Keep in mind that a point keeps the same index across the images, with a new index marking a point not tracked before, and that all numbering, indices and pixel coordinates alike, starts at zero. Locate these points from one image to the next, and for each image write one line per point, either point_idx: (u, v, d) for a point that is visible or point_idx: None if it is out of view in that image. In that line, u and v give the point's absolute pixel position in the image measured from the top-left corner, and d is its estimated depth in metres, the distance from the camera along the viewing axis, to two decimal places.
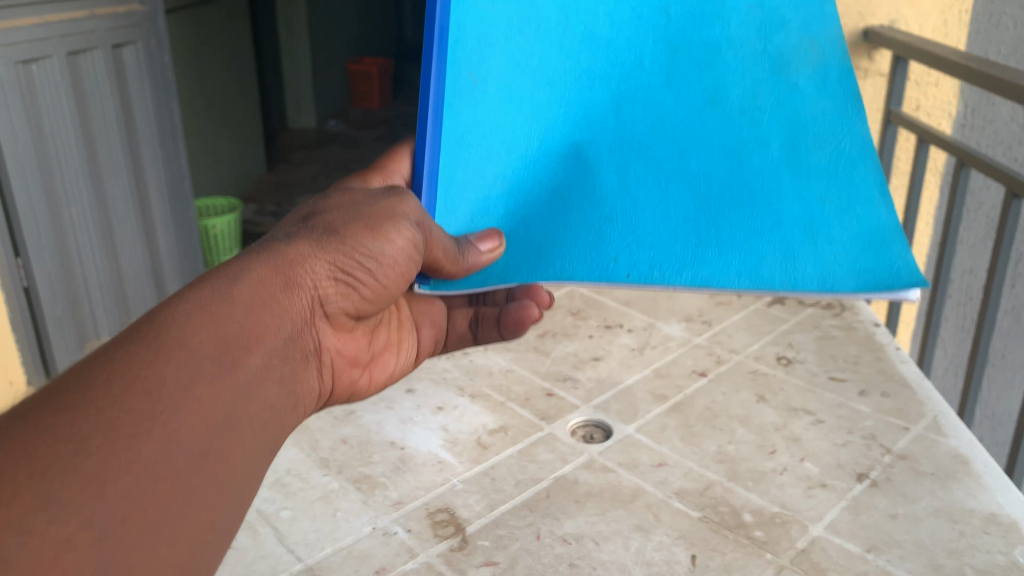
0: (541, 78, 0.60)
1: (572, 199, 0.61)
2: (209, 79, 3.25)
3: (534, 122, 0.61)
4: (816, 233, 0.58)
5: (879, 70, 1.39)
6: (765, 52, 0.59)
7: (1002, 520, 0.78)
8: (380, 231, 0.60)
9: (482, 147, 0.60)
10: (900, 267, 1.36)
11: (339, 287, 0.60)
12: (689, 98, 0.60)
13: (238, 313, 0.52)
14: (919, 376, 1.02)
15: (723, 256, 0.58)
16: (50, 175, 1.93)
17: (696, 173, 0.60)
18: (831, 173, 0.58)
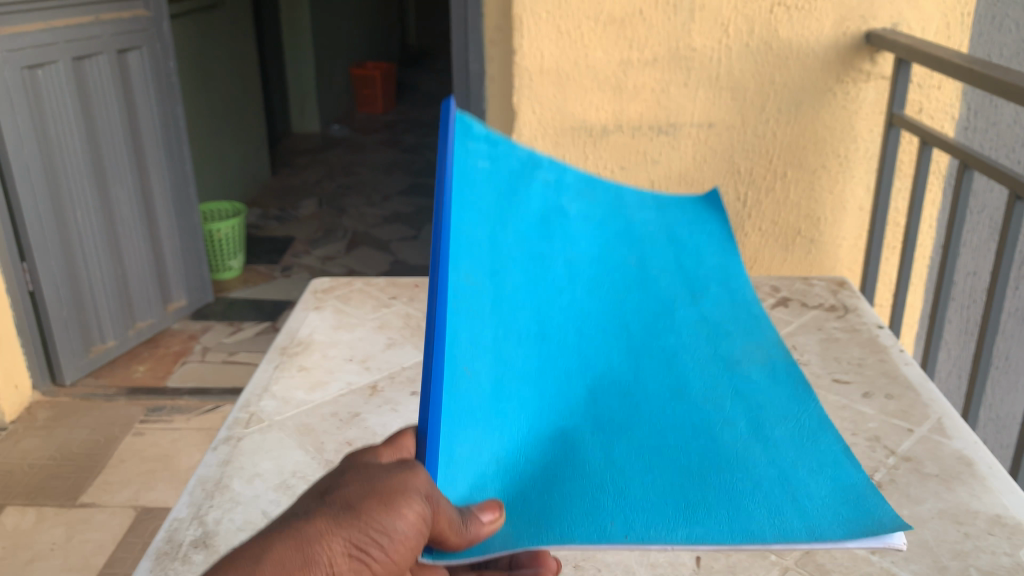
0: (522, 356, 0.57)
1: (562, 476, 0.49)
2: (214, 84, 3.27)
3: (504, 376, 0.54)
4: (799, 503, 0.48)
5: (881, 74, 1.40)
6: (708, 359, 0.62)
7: (1007, 522, 0.78)
8: (395, 503, 0.44)
9: (474, 425, 0.50)
10: (904, 269, 1.36)
11: (355, 569, 0.45)
12: (656, 396, 0.57)
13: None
14: (923, 378, 1.02)
15: (715, 519, 0.47)
16: (56, 179, 1.94)
17: (668, 447, 0.53)
18: (799, 444, 0.54)
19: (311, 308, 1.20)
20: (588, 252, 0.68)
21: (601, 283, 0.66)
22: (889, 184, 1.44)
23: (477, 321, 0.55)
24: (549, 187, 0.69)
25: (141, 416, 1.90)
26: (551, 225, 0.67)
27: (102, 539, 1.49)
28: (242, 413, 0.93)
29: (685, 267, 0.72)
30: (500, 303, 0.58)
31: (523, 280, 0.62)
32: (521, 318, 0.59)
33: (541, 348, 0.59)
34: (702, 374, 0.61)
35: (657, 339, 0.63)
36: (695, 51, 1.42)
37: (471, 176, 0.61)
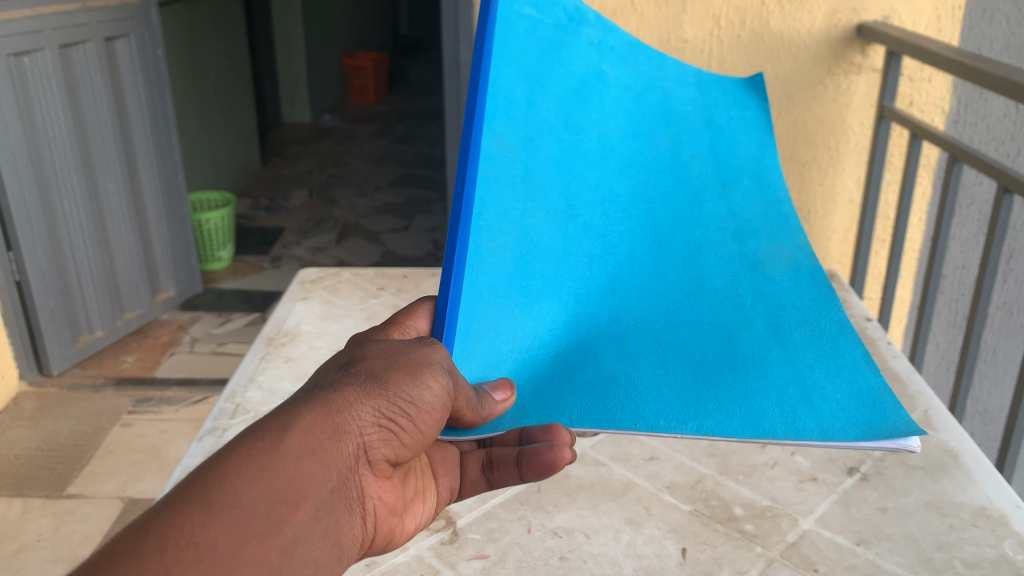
0: (547, 231, 0.59)
1: (575, 365, 0.54)
2: (203, 74, 3.24)
3: (528, 251, 0.58)
4: (819, 399, 0.53)
5: (873, 66, 1.39)
6: (741, 241, 0.66)
7: (991, 513, 0.79)
8: (422, 374, 0.47)
9: (494, 300, 0.54)
10: (894, 262, 1.36)
11: (384, 435, 0.46)
12: (676, 283, 0.61)
13: (285, 466, 0.41)
14: (910, 370, 1.03)
15: (725, 412, 0.51)
16: (41, 167, 1.92)
17: (665, 349, 0.56)
18: (817, 347, 0.58)
19: (299, 299, 1.19)
20: (618, 149, 0.64)
21: (622, 134, 0.65)
22: (879, 177, 1.44)
23: (506, 190, 0.58)
24: (569, 79, 0.63)
25: (129, 407, 1.90)
26: (574, 101, 0.63)
27: (89, 530, 1.48)
28: (228, 404, 0.93)
29: (693, 136, 0.69)
30: (528, 168, 0.59)
31: (547, 155, 0.61)
32: (554, 191, 0.60)
33: (567, 226, 0.60)
34: (726, 267, 0.63)
35: (680, 230, 0.64)
36: (686, 42, 1.41)
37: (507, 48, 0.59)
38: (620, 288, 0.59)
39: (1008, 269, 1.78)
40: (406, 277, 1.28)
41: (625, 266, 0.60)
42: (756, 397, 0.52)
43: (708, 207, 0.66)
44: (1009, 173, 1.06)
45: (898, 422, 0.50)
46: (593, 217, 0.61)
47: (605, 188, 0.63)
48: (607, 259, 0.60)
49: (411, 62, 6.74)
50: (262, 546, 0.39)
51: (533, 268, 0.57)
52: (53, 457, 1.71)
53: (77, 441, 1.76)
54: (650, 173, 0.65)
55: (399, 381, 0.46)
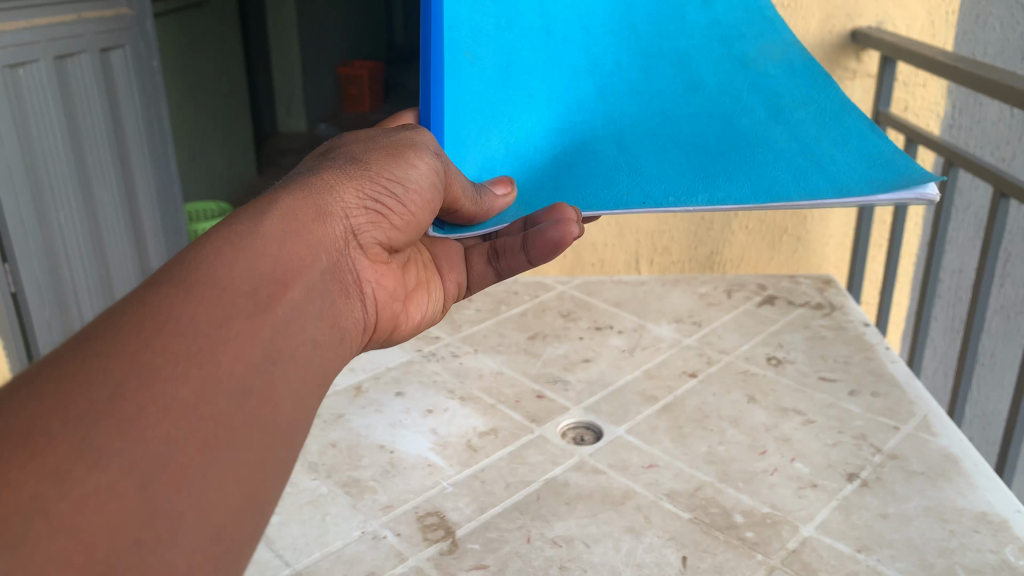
0: (525, 50, 0.67)
1: (576, 164, 0.64)
2: (199, 84, 3.24)
3: (513, 65, 0.66)
4: (820, 167, 0.58)
5: (867, 72, 1.40)
6: (729, 43, 0.65)
7: (992, 519, 0.78)
8: (405, 156, 0.59)
9: (480, 114, 0.65)
10: (891, 266, 1.36)
11: (371, 216, 0.57)
12: (669, 84, 0.65)
13: (271, 248, 0.47)
14: (909, 375, 1.03)
15: (732, 183, 0.59)
16: (37, 179, 1.91)
17: (665, 144, 0.63)
18: (822, 123, 0.61)
19: None
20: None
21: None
22: None
23: (477, 21, 0.66)
24: None
25: None
26: None
27: None
28: None
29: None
30: (500, 2, 0.67)
31: (521, 7, 0.67)
32: (528, 15, 0.67)
33: (547, 49, 0.67)
34: (717, 65, 0.65)
35: (665, 37, 0.66)
36: None
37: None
38: (602, 92, 0.65)
39: (1005, 274, 1.79)
40: None
41: (605, 78, 0.66)
42: (763, 179, 0.58)
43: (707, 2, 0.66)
44: (1005, 177, 1.06)
45: (909, 177, 0.54)
46: (574, 44, 0.66)
47: (591, 10, 0.67)
48: (590, 73, 0.66)
49: (407, 71, 6.75)
50: (257, 312, 0.44)
51: (516, 88, 0.65)
52: None
53: None
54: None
55: (389, 163, 0.58)
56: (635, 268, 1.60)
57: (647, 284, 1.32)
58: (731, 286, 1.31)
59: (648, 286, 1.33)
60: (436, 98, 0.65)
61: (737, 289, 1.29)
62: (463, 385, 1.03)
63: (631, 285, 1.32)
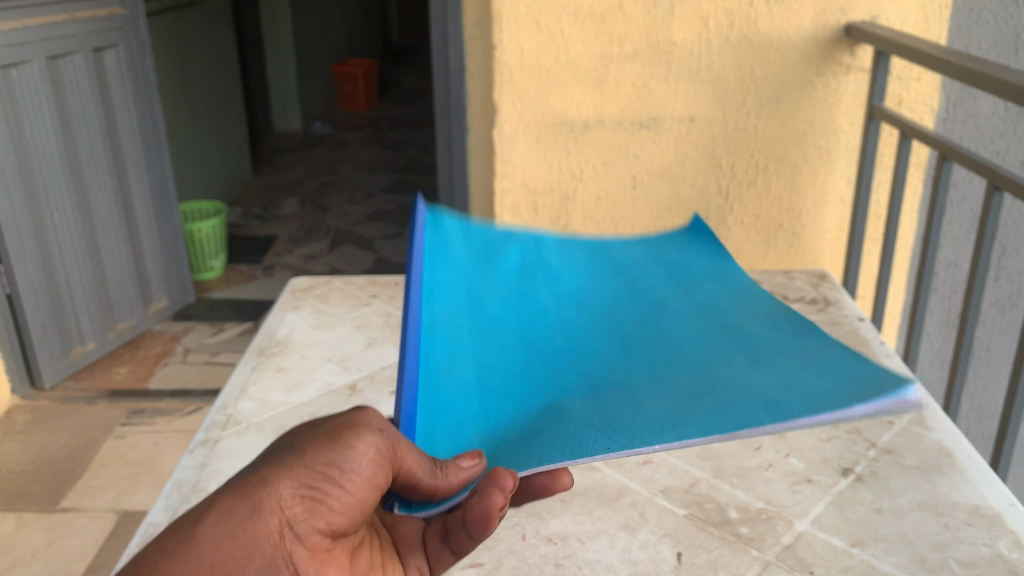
0: (506, 358, 0.60)
1: (542, 426, 0.50)
2: (193, 83, 3.24)
3: (488, 372, 0.58)
4: (800, 396, 0.49)
5: (861, 66, 1.40)
6: (707, 327, 0.64)
7: (986, 512, 0.79)
8: (346, 437, 0.46)
9: (449, 414, 0.53)
10: (885, 261, 1.36)
11: (308, 505, 0.44)
12: (651, 354, 0.59)
13: (200, 566, 0.41)
14: (903, 369, 1.03)
15: (702, 421, 0.47)
16: (31, 180, 1.91)
17: (648, 388, 0.53)
18: (801, 366, 0.55)
19: (290, 309, 1.18)
20: (567, 304, 0.68)
21: (580, 283, 0.73)
22: (870, 176, 1.44)
23: (461, 348, 0.60)
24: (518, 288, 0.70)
25: (123, 418, 1.89)
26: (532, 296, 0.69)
27: (84, 544, 1.47)
28: (219, 415, 0.92)
29: (659, 274, 0.75)
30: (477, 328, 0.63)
31: (500, 328, 0.64)
32: (507, 338, 0.62)
33: (526, 353, 0.60)
34: (693, 341, 0.62)
35: (644, 332, 0.63)
36: (675, 45, 1.41)
37: (443, 250, 0.71)
38: (583, 357, 0.59)
39: (1000, 267, 1.79)
40: (398, 285, 1.28)
41: (587, 350, 0.60)
42: (747, 412, 0.47)
43: (666, 297, 0.69)
44: (998, 171, 1.06)
45: (894, 382, 0.46)
46: (556, 331, 0.63)
47: (564, 310, 0.67)
48: (570, 347, 0.60)
49: (402, 69, 6.74)
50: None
51: (489, 366, 0.58)
52: (47, 470, 1.70)
53: (71, 453, 1.75)
54: (604, 297, 0.70)
55: (324, 447, 0.45)
56: None
57: None
58: None
59: None
60: (414, 408, 0.53)
61: None
62: None
63: None
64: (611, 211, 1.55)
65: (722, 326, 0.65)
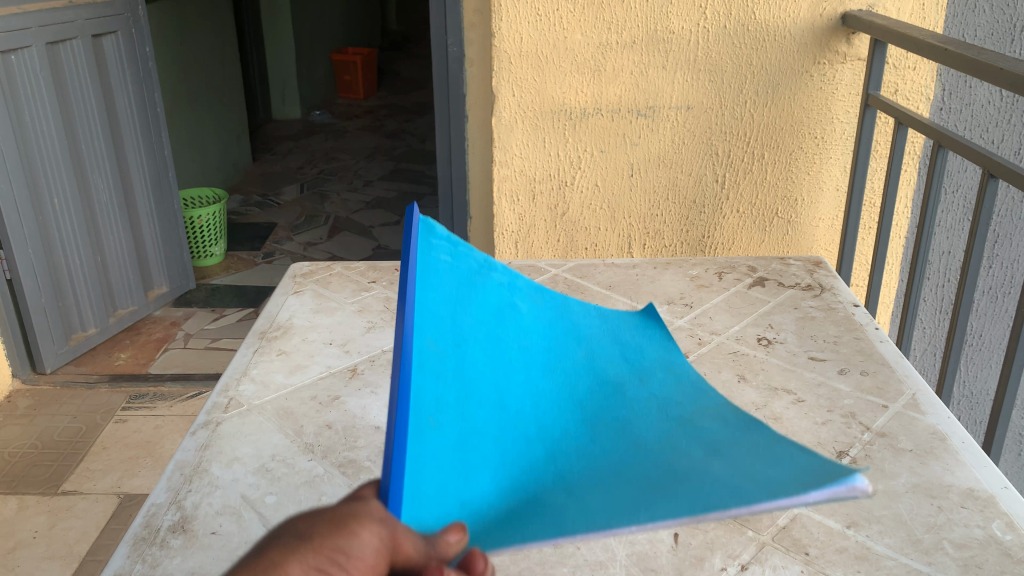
0: (479, 416, 0.50)
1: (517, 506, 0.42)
2: (192, 69, 3.23)
3: (462, 431, 0.48)
4: (764, 482, 0.39)
5: (857, 55, 1.40)
6: (670, 410, 0.55)
7: (979, 495, 0.80)
8: (350, 523, 0.37)
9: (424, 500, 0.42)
10: (881, 249, 1.37)
11: None
12: (618, 436, 0.50)
13: None
14: (897, 354, 1.04)
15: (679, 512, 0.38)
16: (31, 166, 1.91)
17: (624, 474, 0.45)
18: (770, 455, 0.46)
19: (290, 293, 1.19)
20: (536, 346, 0.59)
21: (545, 323, 0.62)
22: (865, 166, 1.45)
23: (439, 380, 0.49)
24: (493, 300, 0.60)
25: (123, 403, 1.90)
26: (502, 318, 0.59)
27: (85, 527, 1.48)
28: (221, 398, 0.93)
29: (614, 333, 0.65)
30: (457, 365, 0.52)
31: (477, 367, 0.53)
32: (481, 383, 0.52)
33: (500, 415, 0.51)
34: (659, 423, 0.52)
35: (610, 406, 0.54)
36: (672, 33, 1.41)
37: (432, 267, 0.55)
38: (554, 443, 0.49)
39: (993, 255, 1.80)
40: (397, 270, 1.28)
41: (561, 437, 0.50)
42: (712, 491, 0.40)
43: (627, 376, 0.59)
44: (993, 159, 1.06)
45: (842, 473, 0.37)
46: (525, 405, 0.52)
47: (527, 365, 0.57)
48: (541, 428, 0.50)
49: (400, 57, 6.73)
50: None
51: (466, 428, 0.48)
52: (48, 454, 1.71)
53: (72, 438, 1.76)
54: (570, 360, 0.59)
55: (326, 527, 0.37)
56: (627, 251, 1.60)
57: (639, 267, 1.33)
58: (722, 268, 1.31)
59: (641, 268, 1.33)
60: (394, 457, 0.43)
61: (729, 271, 1.30)
62: None
63: (623, 268, 1.33)
64: (607, 198, 1.55)
65: (674, 405, 0.56)
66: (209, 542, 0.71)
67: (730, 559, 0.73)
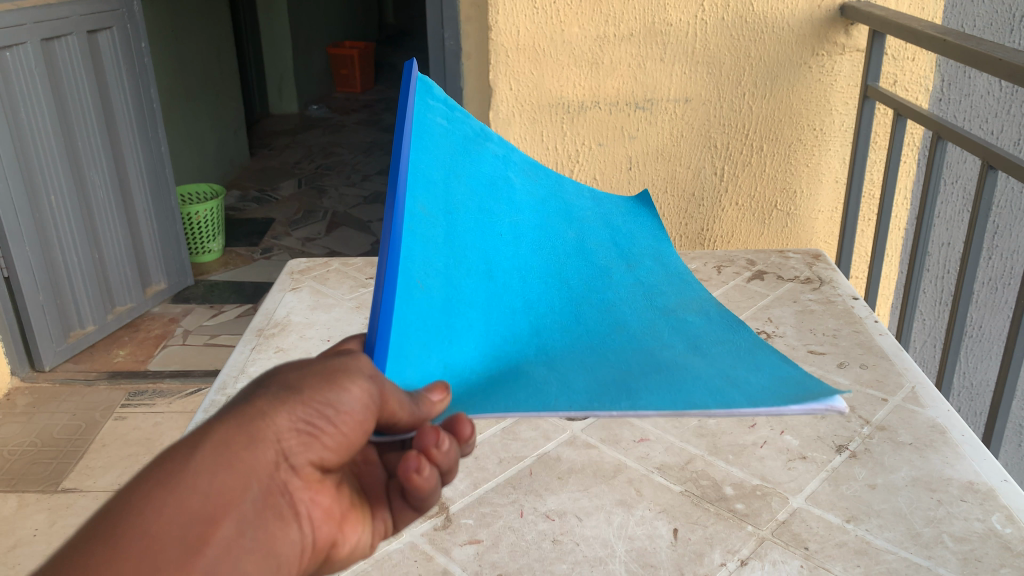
0: (467, 283, 0.54)
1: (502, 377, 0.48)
2: (188, 65, 3.22)
3: (455, 295, 0.52)
4: (742, 386, 0.45)
5: (856, 46, 1.40)
6: (652, 296, 0.60)
7: (979, 488, 0.80)
8: (339, 376, 0.41)
9: (415, 347, 0.48)
10: (880, 241, 1.37)
11: (305, 439, 0.40)
12: (597, 319, 0.56)
13: (203, 480, 0.37)
14: (897, 347, 1.04)
15: (658, 394, 0.44)
16: (27, 163, 1.91)
17: (602, 357, 0.51)
18: (738, 356, 0.52)
19: (287, 290, 1.19)
20: (527, 221, 0.64)
21: (536, 199, 0.67)
22: (864, 158, 1.44)
23: (430, 243, 0.53)
24: (485, 173, 0.63)
25: (122, 401, 1.90)
26: (495, 191, 0.63)
27: (85, 524, 1.48)
28: (219, 395, 0.93)
29: (608, 218, 0.71)
30: (450, 233, 0.56)
31: (471, 238, 0.58)
32: (472, 253, 0.57)
33: (488, 284, 0.56)
34: (637, 312, 0.58)
35: (593, 292, 0.60)
36: (670, 26, 1.41)
37: (427, 130, 0.58)
38: (545, 316, 0.55)
39: (993, 246, 1.80)
40: None
41: (545, 313, 0.56)
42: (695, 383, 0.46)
43: (617, 262, 0.65)
44: (993, 150, 1.06)
45: (823, 391, 0.42)
46: (511, 279, 0.58)
47: (515, 236, 0.62)
48: (527, 305, 0.56)
49: (398, 51, 6.71)
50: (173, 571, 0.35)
51: (456, 293, 0.53)
52: (49, 452, 1.71)
53: (72, 436, 1.76)
54: (557, 240, 0.64)
55: (320, 384, 0.41)
56: None
57: None
58: (721, 262, 1.31)
59: None
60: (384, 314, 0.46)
61: (728, 265, 1.30)
62: None
63: None
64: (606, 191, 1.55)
65: (661, 292, 0.61)
66: None
67: (729, 554, 0.73)
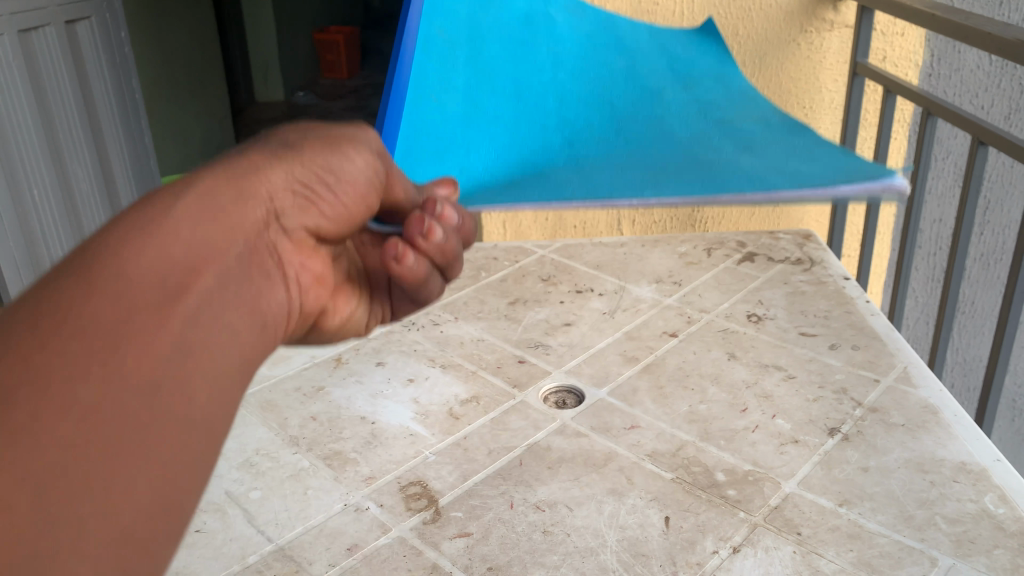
0: (568, 127, 0.58)
1: (523, 151, 0.56)
2: (171, 53, 3.18)
3: (579, 138, 0.57)
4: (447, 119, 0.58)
5: (845, 22, 1.39)
6: (617, 81, 0.61)
7: (972, 468, 0.79)
8: (337, 148, 0.41)
9: (496, 158, 0.56)
10: (871, 219, 1.36)
11: (301, 202, 0.39)
12: (586, 108, 0.59)
13: (184, 232, 0.32)
14: (888, 327, 1.03)
15: (470, 152, 0.56)
16: None
17: (542, 111, 0.59)
18: (542, 84, 0.61)
19: None
20: (648, 88, 0.61)
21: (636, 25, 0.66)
22: (855, 133, 1.43)
23: (587, 124, 0.58)
24: (657, 75, 0.62)
25: None
26: (654, 67, 0.63)
27: None
28: None
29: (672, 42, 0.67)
30: (610, 117, 0.59)
31: (607, 91, 0.60)
32: (608, 126, 0.58)
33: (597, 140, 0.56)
34: (596, 55, 0.63)
35: (609, 82, 0.61)
36: (657, 5, 1.39)
37: (657, 67, 0.63)
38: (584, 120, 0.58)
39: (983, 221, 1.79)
40: None
41: (599, 63, 0.62)
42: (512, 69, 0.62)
43: (616, 58, 0.63)
44: (982, 126, 1.05)
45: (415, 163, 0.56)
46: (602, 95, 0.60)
47: (622, 81, 0.61)
48: (615, 74, 0.62)
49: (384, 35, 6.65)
50: (159, 310, 0.29)
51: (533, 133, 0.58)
52: None
53: None
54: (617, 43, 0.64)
55: (324, 150, 0.41)
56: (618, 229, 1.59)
57: (627, 245, 1.31)
58: (710, 245, 1.30)
59: (628, 246, 1.32)
60: (508, 162, 0.56)
61: (717, 247, 1.28)
62: (444, 352, 1.02)
63: (611, 247, 1.31)
64: None
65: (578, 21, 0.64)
66: (194, 540, 0.73)
67: (722, 542, 0.72)
